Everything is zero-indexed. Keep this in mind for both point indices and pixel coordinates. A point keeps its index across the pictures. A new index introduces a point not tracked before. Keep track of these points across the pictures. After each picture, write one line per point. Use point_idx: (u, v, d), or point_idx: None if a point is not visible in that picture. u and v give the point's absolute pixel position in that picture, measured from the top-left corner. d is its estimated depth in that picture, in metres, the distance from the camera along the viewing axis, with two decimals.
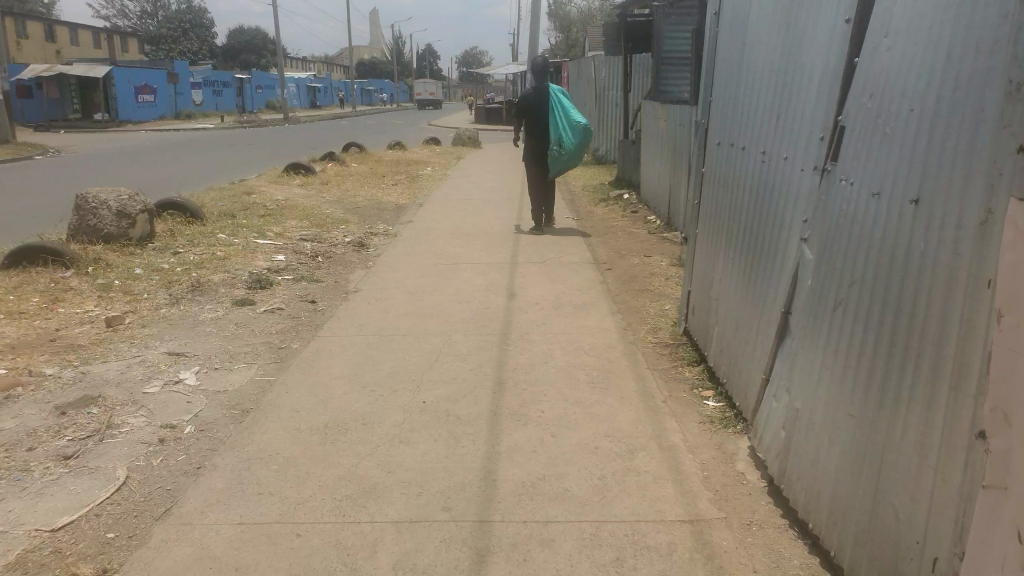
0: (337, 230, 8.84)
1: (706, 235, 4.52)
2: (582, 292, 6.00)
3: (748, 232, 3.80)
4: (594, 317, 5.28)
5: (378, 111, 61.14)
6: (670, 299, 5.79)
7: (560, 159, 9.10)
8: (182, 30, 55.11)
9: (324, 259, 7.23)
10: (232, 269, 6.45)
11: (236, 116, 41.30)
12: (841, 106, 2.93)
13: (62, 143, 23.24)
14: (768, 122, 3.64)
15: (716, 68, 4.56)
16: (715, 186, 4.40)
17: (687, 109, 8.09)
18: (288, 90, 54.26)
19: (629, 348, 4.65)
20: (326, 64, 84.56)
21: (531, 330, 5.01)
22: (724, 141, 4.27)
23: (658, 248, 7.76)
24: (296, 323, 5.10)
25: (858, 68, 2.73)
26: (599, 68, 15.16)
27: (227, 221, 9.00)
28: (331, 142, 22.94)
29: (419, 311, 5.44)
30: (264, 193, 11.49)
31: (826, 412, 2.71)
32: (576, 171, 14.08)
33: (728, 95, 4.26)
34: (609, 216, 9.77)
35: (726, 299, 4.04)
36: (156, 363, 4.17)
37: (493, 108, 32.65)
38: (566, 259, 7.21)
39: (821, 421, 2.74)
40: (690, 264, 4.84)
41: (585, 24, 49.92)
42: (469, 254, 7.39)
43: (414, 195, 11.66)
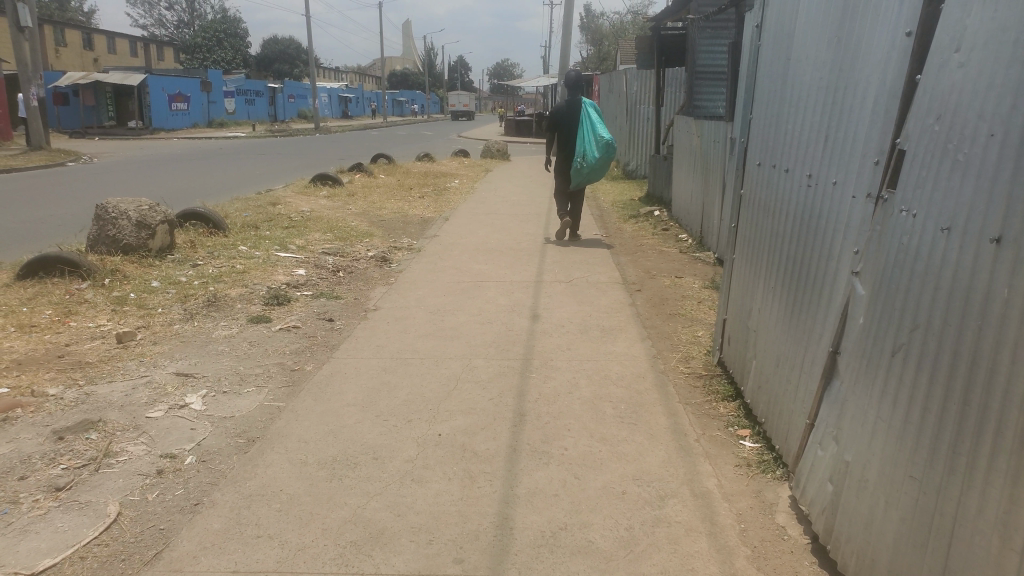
0: (360, 244, 8.71)
1: (742, 261, 4.21)
2: (610, 315, 5.74)
3: (789, 261, 3.50)
4: (622, 344, 5.01)
5: (410, 121, 61.53)
6: (704, 325, 5.49)
7: (580, 172, 8.88)
8: (218, 40, 56.12)
9: (345, 274, 7.08)
10: (250, 284, 6.38)
11: (269, 125, 41.81)
12: (899, 128, 2.65)
13: (97, 150, 23.66)
14: (814, 143, 3.35)
15: (757, 83, 4.27)
16: (752, 209, 4.10)
17: (722, 125, 7.81)
18: (321, 99, 54.87)
19: (659, 379, 4.37)
20: (358, 75, 85.54)
21: (556, 356, 4.76)
22: (764, 162, 3.99)
23: (690, 269, 7.47)
24: (312, 343, 4.93)
25: (922, 86, 2.44)
26: (631, 81, 14.90)
27: (250, 233, 8.93)
28: (361, 153, 22.99)
29: (440, 332, 5.23)
30: (290, 204, 11.44)
31: (881, 470, 2.42)
32: (606, 186, 13.83)
33: (769, 112, 3.97)
34: (639, 233, 9.49)
35: (763, 332, 3.73)
36: (164, 385, 4.05)
37: (523, 120, 32.56)
38: (594, 278, 6.97)
39: (875, 478, 2.45)
40: (723, 290, 4.53)
41: (618, 37, 49.66)
42: (493, 272, 7.18)
43: (440, 209, 11.51)
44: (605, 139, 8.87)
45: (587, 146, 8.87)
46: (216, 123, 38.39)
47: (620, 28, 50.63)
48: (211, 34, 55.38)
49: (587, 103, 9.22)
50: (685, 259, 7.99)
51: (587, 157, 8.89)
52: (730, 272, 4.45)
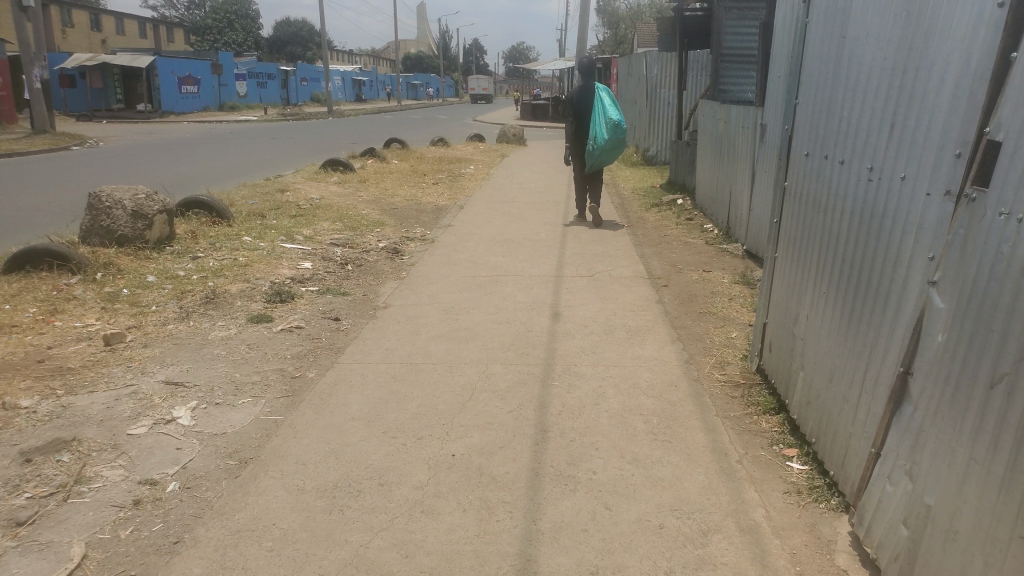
0: (371, 234, 8.37)
1: (786, 260, 3.71)
2: (638, 314, 5.33)
3: (842, 265, 3.00)
4: (652, 347, 4.60)
5: (424, 105, 61.07)
6: (739, 325, 5.07)
7: (591, 156, 8.67)
8: (229, 22, 55.72)
9: (353, 266, 6.76)
10: (252, 278, 6.08)
11: (281, 109, 41.48)
12: (987, 111, 2.12)
13: (106, 134, 23.47)
14: (871, 131, 2.81)
15: (799, 63, 3.70)
16: (798, 204, 3.59)
17: (752, 111, 7.32)
18: (334, 82, 54.42)
19: (695, 388, 3.96)
20: (371, 58, 84.94)
21: (579, 361, 4.37)
22: (811, 151, 3.45)
23: (718, 262, 7.06)
24: (315, 347, 4.62)
25: (1014, 66, 1.97)
26: (651, 65, 14.38)
27: (256, 222, 8.62)
28: (373, 137, 22.63)
29: (453, 333, 4.87)
30: (299, 191, 11.12)
31: (974, 534, 1.96)
32: (626, 173, 13.38)
33: (815, 94, 3.42)
34: (662, 223, 9.06)
35: (812, 344, 3.25)
36: (150, 396, 3.85)
37: (539, 104, 32.05)
38: (617, 272, 6.58)
39: (965, 542, 1.99)
40: (763, 292, 4.04)
41: (635, 19, 48.63)
42: (509, 265, 6.80)
43: (454, 196, 11.14)
44: (613, 121, 8.61)
45: (596, 129, 8.62)
46: (228, 106, 38.15)
47: (637, 11, 49.83)
48: (222, 17, 55.00)
49: (593, 84, 8.96)
50: (713, 251, 7.56)
51: (597, 140, 8.64)
52: (771, 272, 3.95)
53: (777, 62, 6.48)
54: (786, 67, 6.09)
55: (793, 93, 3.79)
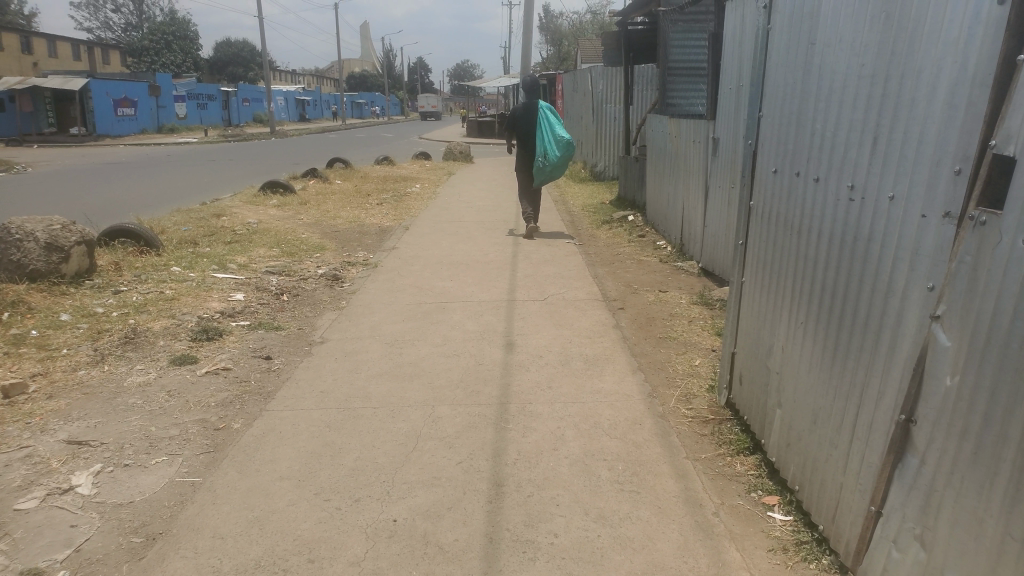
0: (310, 260, 7.90)
1: (755, 285, 3.46)
2: (595, 341, 5.01)
3: (825, 293, 2.73)
4: (612, 380, 4.29)
5: (369, 123, 60.43)
6: (702, 352, 4.79)
7: (543, 171, 8.60)
8: (165, 42, 54.22)
9: (290, 297, 6.30)
10: (178, 313, 5.56)
11: (222, 130, 40.35)
12: (993, 124, 1.85)
13: (34, 159, 22.32)
14: (850, 145, 2.56)
15: (760, 73, 3.46)
16: (767, 225, 3.32)
17: (702, 124, 7.15)
18: (277, 102, 53.38)
19: (661, 427, 3.67)
20: (315, 78, 83.89)
21: (534, 398, 4.03)
22: (780, 167, 3.19)
23: (674, 281, 6.82)
24: (243, 393, 4.16)
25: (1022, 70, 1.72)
26: (596, 80, 14.26)
27: (188, 250, 8.07)
28: (316, 158, 22.01)
29: (397, 370, 4.47)
30: (236, 216, 10.55)
31: None
32: (574, 189, 13.17)
33: (781, 106, 3.18)
34: (614, 240, 8.82)
35: (793, 380, 2.98)
36: (47, 458, 3.34)
37: (485, 121, 31.88)
38: (571, 295, 6.28)
39: None
40: (730, 318, 3.78)
41: (578, 37, 49.10)
42: (458, 290, 6.42)
43: (399, 217, 10.73)
44: (563, 137, 8.60)
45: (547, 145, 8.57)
46: (166, 128, 36.94)
47: (580, 28, 50.37)
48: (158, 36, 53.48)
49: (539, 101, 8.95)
50: (667, 270, 7.32)
51: (548, 156, 8.60)
52: (738, 298, 3.69)
53: (732, 75, 6.33)
54: (747, 80, 5.93)
55: (755, 105, 3.54)
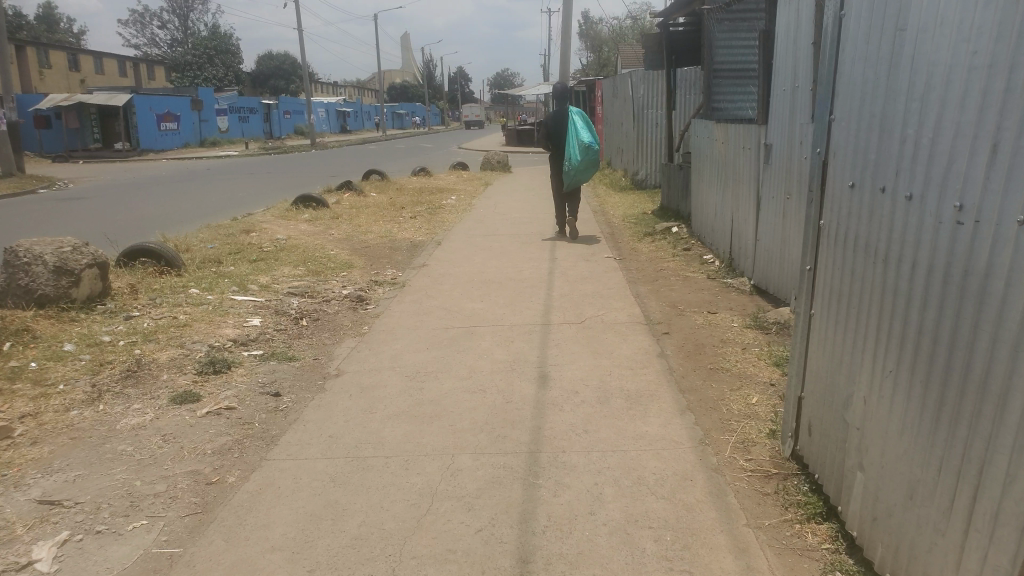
0: (335, 278, 7.55)
1: (824, 319, 2.89)
2: (637, 373, 4.50)
3: (923, 335, 2.19)
4: (656, 422, 3.77)
5: (409, 133, 60.61)
6: (759, 386, 4.24)
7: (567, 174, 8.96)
8: (209, 57, 55.14)
9: (309, 321, 5.95)
10: (188, 342, 5.24)
11: (264, 143, 40.79)
12: None
13: (76, 174, 22.63)
14: (957, 154, 2.06)
15: (825, 69, 2.93)
16: (839, 248, 2.78)
17: (753, 128, 6.61)
18: (319, 115, 53.93)
19: (714, 485, 3.13)
20: (355, 90, 84.87)
21: (569, 445, 3.54)
22: (856, 179, 2.65)
23: (724, 301, 6.27)
24: (243, 438, 3.81)
25: None
26: (636, 86, 13.73)
27: (211, 270, 7.81)
28: (352, 169, 21.88)
29: (416, 410, 4.03)
30: (266, 231, 10.30)
31: None
32: (614, 199, 12.64)
33: (858, 108, 2.63)
34: (657, 254, 8.29)
35: (879, 440, 2.42)
36: (13, 522, 2.96)
37: (524, 129, 31.53)
38: (611, 317, 5.77)
39: None
40: (792, 356, 3.20)
41: (617, 42, 48.54)
42: (488, 312, 5.97)
43: (432, 230, 10.36)
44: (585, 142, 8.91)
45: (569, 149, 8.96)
46: (209, 142, 37.40)
47: (619, 34, 49.77)
48: (202, 52, 54.47)
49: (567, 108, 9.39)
50: (716, 287, 6.75)
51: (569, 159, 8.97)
52: (801, 333, 3.11)
53: (786, 75, 5.79)
54: (804, 79, 5.40)
55: (817, 105, 3.00)
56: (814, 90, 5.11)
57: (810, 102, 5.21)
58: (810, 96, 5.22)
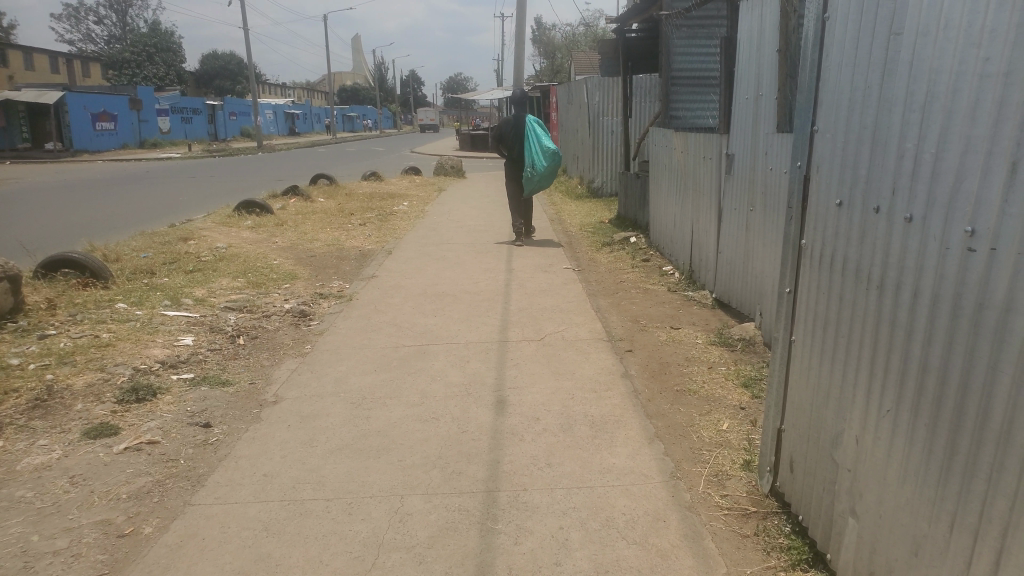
0: (278, 290, 7.13)
1: (808, 349, 2.58)
2: (601, 397, 4.23)
3: (928, 381, 1.87)
4: (624, 453, 3.51)
5: (361, 137, 59.54)
6: (730, 410, 4.04)
7: (532, 180, 8.87)
8: (150, 56, 53.25)
9: (247, 340, 5.54)
10: (109, 365, 4.80)
11: (208, 145, 39.57)
12: None
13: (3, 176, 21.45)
14: (967, 173, 1.74)
15: (806, 73, 2.60)
16: (825, 273, 2.46)
17: (714, 138, 6.42)
18: (267, 117, 52.70)
19: (689, 526, 2.86)
20: (305, 92, 83.40)
21: (530, 481, 3.24)
22: (844, 196, 2.33)
23: (686, 315, 6.08)
24: (164, 479, 3.46)
25: None
26: (591, 92, 13.56)
27: (142, 282, 7.29)
28: (300, 172, 21.28)
29: (363, 442, 3.69)
30: (205, 239, 9.78)
31: None
32: (570, 206, 12.43)
33: (845, 118, 2.31)
34: (615, 265, 8.08)
35: (871, 496, 2.11)
36: None
37: (478, 134, 31.25)
38: (570, 333, 5.52)
39: None
40: (771, 387, 2.90)
41: (570, 48, 48.72)
42: (442, 329, 5.64)
43: (382, 238, 9.99)
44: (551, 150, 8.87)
45: (535, 155, 8.87)
46: (148, 142, 36.01)
47: (572, 40, 49.98)
48: (142, 50, 52.55)
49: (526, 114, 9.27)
50: (677, 301, 6.56)
51: (536, 166, 8.88)
52: (783, 361, 2.81)
53: (748, 83, 5.67)
54: (768, 88, 5.28)
55: (796, 113, 2.68)
56: (780, 100, 4.99)
57: (775, 113, 5.10)
58: (775, 106, 5.11)
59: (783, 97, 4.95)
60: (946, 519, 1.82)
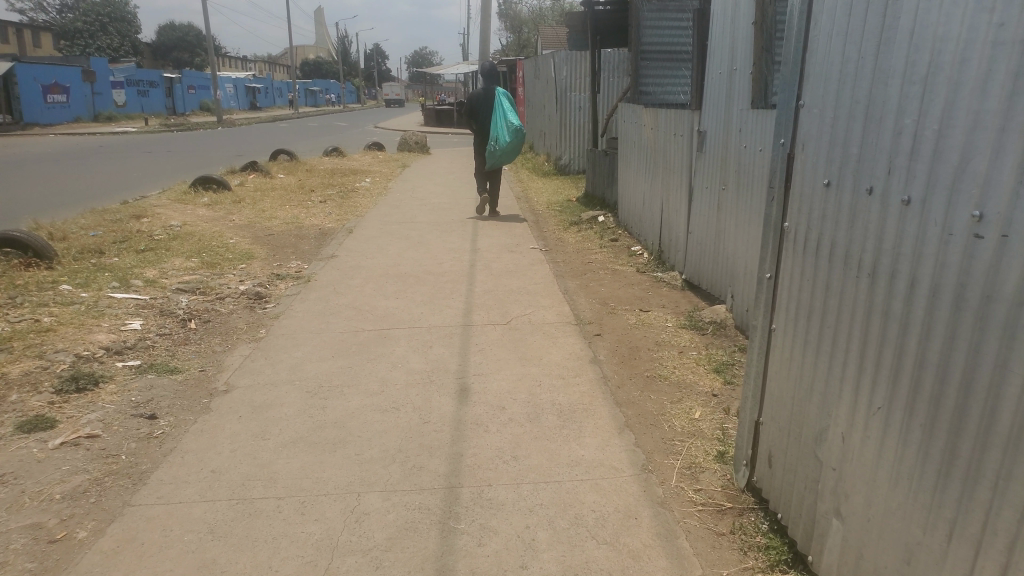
0: (233, 270, 6.83)
1: (790, 339, 2.45)
2: (569, 385, 4.08)
3: (925, 377, 1.74)
4: (593, 444, 3.37)
5: (324, 112, 58.44)
6: (701, 399, 3.93)
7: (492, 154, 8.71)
8: (103, 26, 51.27)
9: (199, 322, 5.23)
10: (48, 352, 4.46)
11: (165, 119, 38.36)
12: None
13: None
14: (975, 152, 1.59)
15: (790, 44, 2.43)
16: (809, 258, 2.31)
17: (685, 114, 6.27)
18: (228, 91, 51.32)
19: (662, 524, 2.72)
20: (267, 65, 81.42)
21: (495, 476, 3.08)
22: (833, 176, 2.17)
23: (655, 297, 5.95)
24: (103, 478, 3.19)
25: None
26: (558, 67, 13.33)
27: (90, 262, 6.92)
28: (260, 147, 20.69)
29: (319, 433, 3.49)
30: (159, 216, 9.38)
31: None
32: (537, 184, 12.23)
33: (835, 92, 2.14)
34: (583, 244, 7.93)
35: (859, 497, 1.98)
36: None
37: (443, 109, 30.81)
38: (537, 316, 5.35)
39: None
40: (749, 377, 2.77)
41: (537, 23, 48.23)
42: (404, 312, 5.43)
43: (344, 216, 9.69)
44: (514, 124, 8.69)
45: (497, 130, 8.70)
46: (103, 116, 34.81)
47: (539, 15, 49.48)
48: (95, 19, 50.56)
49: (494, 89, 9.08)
50: (646, 282, 6.44)
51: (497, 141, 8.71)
52: (762, 351, 2.67)
53: (721, 57, 5.54)
54: (742, 63, 5.18)
55: (779, 87, 2.51)
56: (755, 74, 4.94)
57: (749, 88, 5.05)
58: (749, 82, 5.04)
59: (758, 72, 4.91)
60: (943, 528, 1.69)
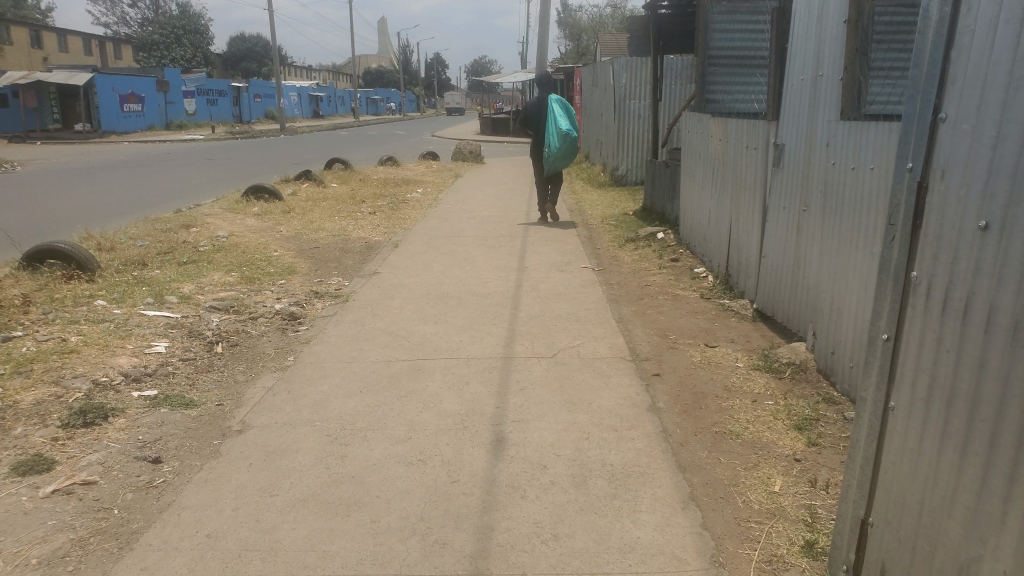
0: (271, 287, 6.49)
1: (920, 419, 2.08)
2: (622, 439, 3.54)
3: None
4: (650, 524, 2.85)
5: (384, 119, 59.14)
6: (779, 464, 3.36)
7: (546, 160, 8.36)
8: (178, 37, 52.95)
9: (226, 346, 4.83)
10: (64, 375, 4.04)
11: (231, 127, 39.16)
12: None
13: (22, 156, 21.14)
14: None
15: (924, 60, 2.11)
16: (954, 319, 1.96)
17: (760, 125, 5.64)
18: (292, 100, 52.35)
19: None
20: (332, 74, 83.05)
21: (530, 563, 2.59)
22: (993, 222, 1.84)
23: (723, 328, 5.37)
24: (89, 539, 2.69)
25: None
26: (618, 74, 12.77)
27: (131, 274, 6.65)
28: (316, 155, 20.75)
29: (333, 491, 3.02)
30: (208, 226, 9.17)
31: None
32: (593, 196, 11.69)
33: (1000, 112, 1.84)
34: (641, 263, 7.37)
35: None
36: None
37: (500, 118, 30.54)
38: (589, 349, 4.82)
39: None
40: (854, 459, 2.37)
41: (598, 31, 47.66)
42: (442, 340, 4.96)
43: (392, 229, 9.32)
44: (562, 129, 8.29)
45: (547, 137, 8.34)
46: (174, 124, 35.84)
47: (600, 23, 48.85)
48: (170, 31, 52.25)
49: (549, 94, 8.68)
50: (712, 309, 5.85)
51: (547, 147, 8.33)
52: (873, 430, 2.28)
53: (804, 61, 4.92)
54: (829, 67, 4.55)
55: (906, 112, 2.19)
56: (846, 79, 4.32)
57: (838, 96, 4.42)
58: (838, 89, 4.42)
59: (851, 76, 4.29)
60: None
